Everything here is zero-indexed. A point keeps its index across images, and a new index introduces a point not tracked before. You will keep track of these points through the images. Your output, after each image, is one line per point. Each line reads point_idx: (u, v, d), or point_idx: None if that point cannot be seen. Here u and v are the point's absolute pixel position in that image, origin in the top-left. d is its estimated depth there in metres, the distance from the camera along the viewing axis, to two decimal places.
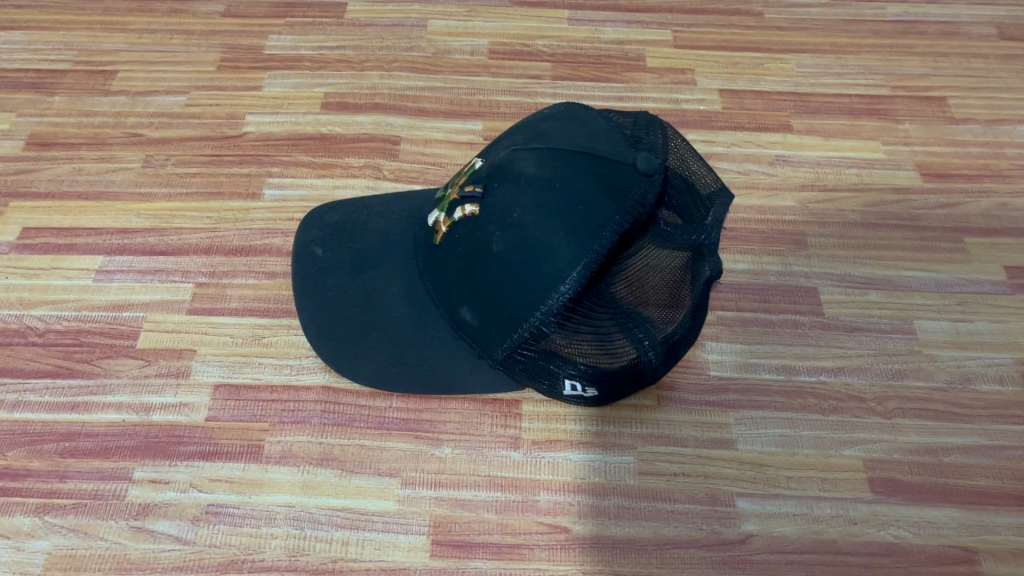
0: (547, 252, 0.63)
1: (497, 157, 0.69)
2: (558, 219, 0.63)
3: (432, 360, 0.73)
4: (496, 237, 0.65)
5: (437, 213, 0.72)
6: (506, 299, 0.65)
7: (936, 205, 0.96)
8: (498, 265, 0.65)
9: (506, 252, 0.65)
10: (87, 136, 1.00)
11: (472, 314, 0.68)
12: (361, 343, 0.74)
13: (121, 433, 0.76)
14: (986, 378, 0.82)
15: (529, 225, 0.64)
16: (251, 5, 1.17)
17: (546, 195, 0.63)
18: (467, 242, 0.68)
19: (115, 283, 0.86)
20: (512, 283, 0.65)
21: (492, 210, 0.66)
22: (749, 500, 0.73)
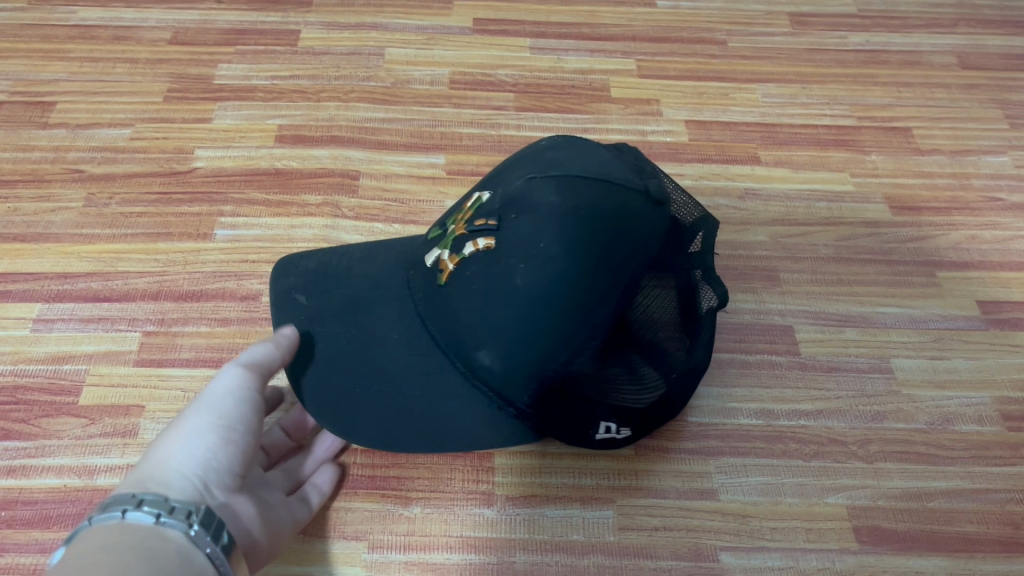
0: (580, 281, 0.57)
1: (504, 190, 0.63)
2: (587, 243, 0.57)
3: (444, 412, 0.65)
4: (521, 269, 0.58)
5: (439, 253, 0.65)
6: (531, 338, 0.58)
7: (906, 238, 0.95)
8: (523, 300, 0.58)
9: (531, 285, 0.58)
10: (24, 172, 0.94)
11: (491, 355, 0.60)
12: (361, 400, 0.65)
13: (62, 500, 0.70)
14: (965, 418, 0.80)
15: (555, 252, 0.57)
16: (199, 33, 1.12)
17: (570, 219, 0.58)
18: (481, 278, 0.61)
19: (55, 333, 0.80)
20: (539, 318, 0.58)
21: (511, 240, 0.60)
22: (733, 554, 0.70)
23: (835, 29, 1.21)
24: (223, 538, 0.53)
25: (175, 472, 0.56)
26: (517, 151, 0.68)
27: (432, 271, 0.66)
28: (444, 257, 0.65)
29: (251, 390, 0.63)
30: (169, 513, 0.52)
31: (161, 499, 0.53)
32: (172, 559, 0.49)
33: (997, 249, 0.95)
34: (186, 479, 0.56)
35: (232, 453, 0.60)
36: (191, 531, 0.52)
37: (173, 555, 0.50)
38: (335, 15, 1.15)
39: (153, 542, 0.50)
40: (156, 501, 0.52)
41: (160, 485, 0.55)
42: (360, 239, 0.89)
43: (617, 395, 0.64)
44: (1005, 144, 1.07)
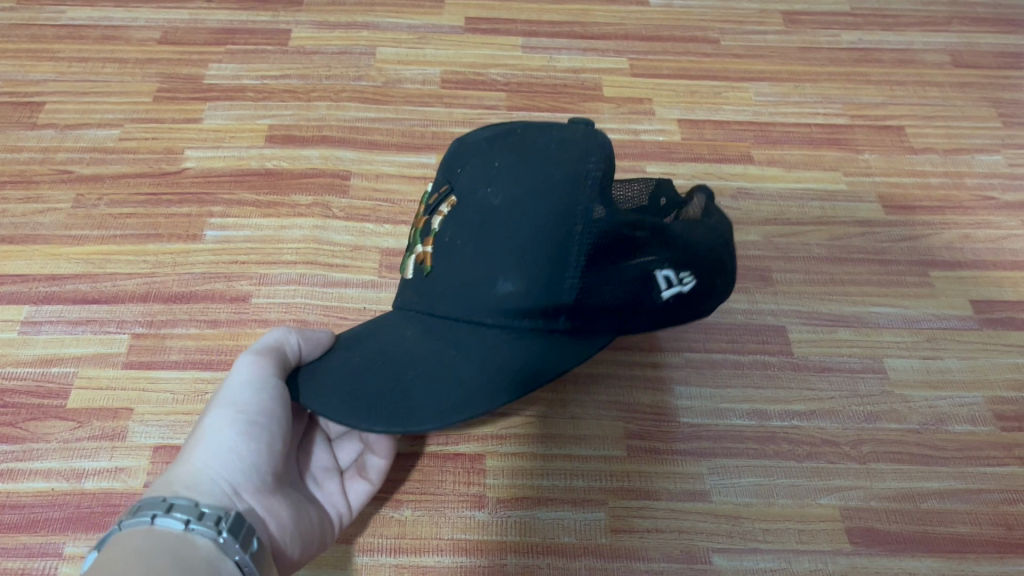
0: (552, 158, 0.54)
1: (444, 172, 0.61)
2: (540, 138, 0.56)
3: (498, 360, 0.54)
4: (488, 191, 0.55)
5: (411, 259, 0.61)
6: (537, 235, 0.53)
7: (899, 237, 0.95)
8: (510, 215, 0.53)
9: (505, 200, 0.54)
10: (12, 173, 0.94)
11: (511, 276, 0.53)
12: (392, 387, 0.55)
13: (48, 504, 0.69)
14: (958, 418, 0.80)
15: (510, 162, 0.55)
16: (189, 32, 1.11)
17: (517, 135, 0.57)
18: (457, 229, 0.56)
19: (43, 336, 0.80)
20: (538, 216, 0.53)
21: (467, 183, 0.57)
22: (726, 556, 0.70)
23: (827, 28, 1.21)
24: (253, 545, 0.53)
25: (204, 474, 0.55)
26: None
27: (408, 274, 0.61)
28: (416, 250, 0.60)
29: (277, 375, 0.59)
30: (199, 519, 0.51)
31: (191, 502, 0.52)
32: (203, 565, 0.49)
33: (991, 249, 0.94)
34: (215, 482, 0.55)
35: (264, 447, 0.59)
36: (219, 538, 0.51)
37: (201, 562, 0.49)
38: (327, 14, 1.15)
39: (181, 549, 0.49)
40: (184, 505, 0.51)
41: (189, 487, 0.54)
42: (351, 240, 0.88)
43: (656, 273, 0.55)
44: (998, 143, 1.06)
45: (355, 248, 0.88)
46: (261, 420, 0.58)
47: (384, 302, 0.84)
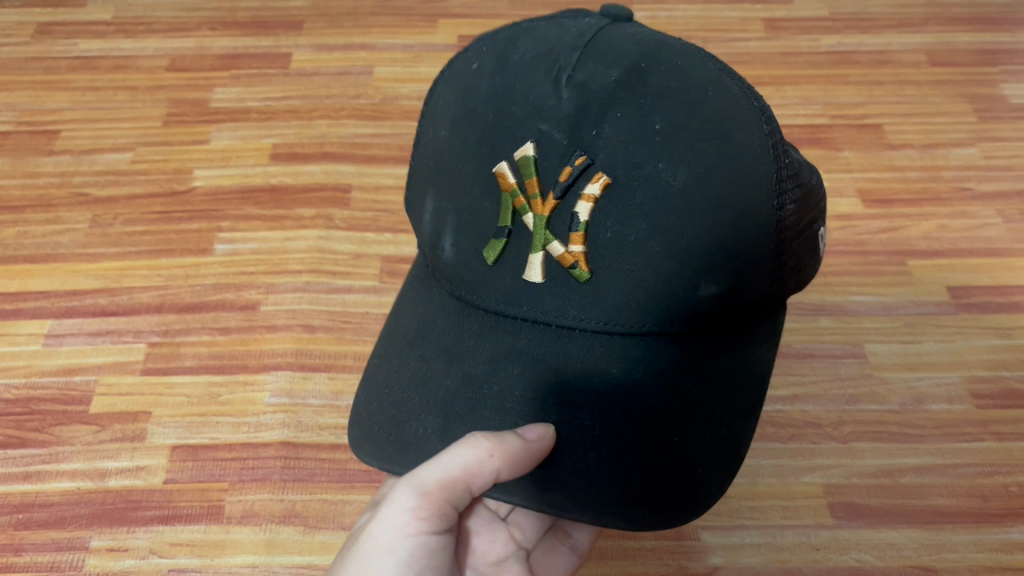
0: (729, 115, 0.47)
1: (540, 126, 0.48)
2: (685, 81, 0.48)
3: (705, 366, 0.52)
4: (662, 168, 0.46)
5: (538, 254, 0.47)
6: (741, 219, 0.47)
7: (878, 230, 0.99)
8: (710, 191, 0.46)
9: (691, 174, 0.46)
10: (32, 198, 0.99)
11: (713, 273, 0.47)
12: (601, 438, 0.49)
13: (75, 502, 0.74)
14: (936, 398, 0.83)
15: (680, 122, 0.46)
16: (195, 59, 1.17)
17: (652, 82, 0.48)
18: (644, 215, 0.46)
19: (64, 347, 0.85)
20: (739, 193, 0.47)
21: (620, 153, 0.46)
22: (713, 533, 0.74)
23: (808, 32, 1.26)
24: None
25: None
26: (438, 139, 0.53)
27: (515, 274, 0.48)
28: (552, 245, 0.47)
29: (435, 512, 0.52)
30: None
31: None
32: None
33: (967, 237, 0.98)
34: None
35: None
36: None
37: None
38: (326, 37, 1.20)
39: None
40: None
41: None
42: (353, 248, 0.93)
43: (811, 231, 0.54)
44: (974, 136, 1.10)
45: (357, 256, 0.92)
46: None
47: (385, 305, 0.88)
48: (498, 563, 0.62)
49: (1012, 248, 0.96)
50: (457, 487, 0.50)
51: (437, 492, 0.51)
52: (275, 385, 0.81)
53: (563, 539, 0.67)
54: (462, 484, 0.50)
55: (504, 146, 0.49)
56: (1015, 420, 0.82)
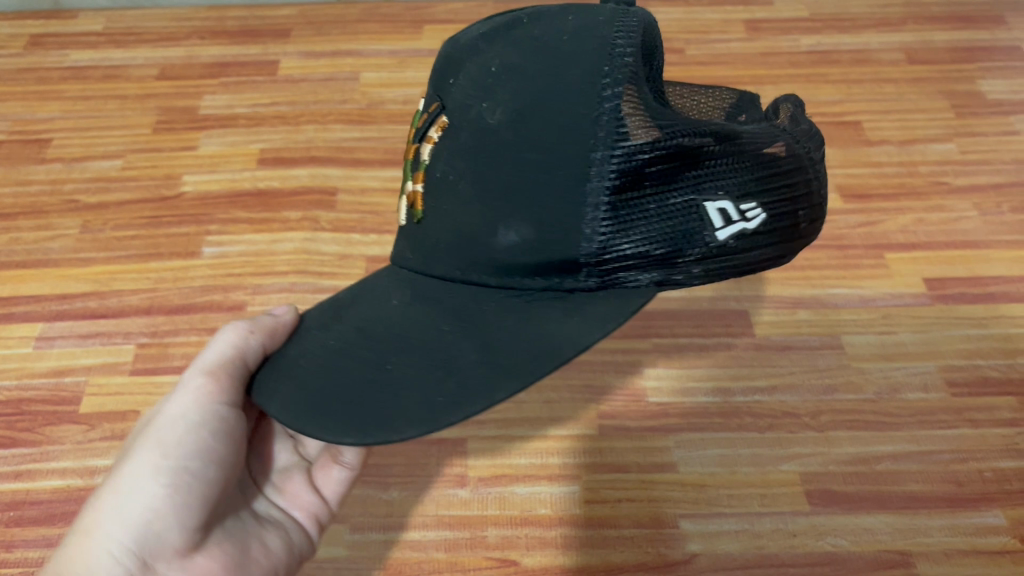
0: (568, 46, 0.42)
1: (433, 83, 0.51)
2: (554, 20, 0.44)
3: (520, 340, 0.42)
4: (481, 106, 0.44)
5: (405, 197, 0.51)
6: (551, 153, 0.42)
7: (857, 224, 1.00)
8: (517, 129, 0.43)
9: (506, 110, 0.43)
10: (24, 205, 1.01)
11: (513, 222, 0.43)
12: (360, 377, 0.43)
13: (65, 498, 0.76)
14: (911, 386, 0.85)
15: (514, 57, 0.44)
16: (184, 67, 1.19)
17: (518, 21, 0.46)
18: (459, 156, 0.45)
19: (56, 349, 0.86)
20: (544, 132, 0.42)
21: (459, 95, 0.46)
22: (692, 521, 0.76)
23: (788, 33, 1.27)
24: None
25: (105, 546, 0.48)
26: None
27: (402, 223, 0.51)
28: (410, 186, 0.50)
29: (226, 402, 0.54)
30: None
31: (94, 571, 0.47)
32: None
33: (944, 230, 0.99)
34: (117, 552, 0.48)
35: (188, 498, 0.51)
36: None
37: None
38: (313, 44, 1.22)
39: None
40: None
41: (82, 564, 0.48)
42: (338, 249, 0.95)
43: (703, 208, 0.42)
44: (952, 131, 1.11)
45: (342, 257, 0.94)
46: (192, 462, 0.52)
47: None
48: (282, 471, 0.63)
49: (988, 240, 0.98)
50: (236, 365, 0.54)
51: (220, 369, 0.54)
52: None
53: (340, 457, 0.66)
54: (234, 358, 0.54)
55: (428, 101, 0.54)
56: (989, 407, 0.83)
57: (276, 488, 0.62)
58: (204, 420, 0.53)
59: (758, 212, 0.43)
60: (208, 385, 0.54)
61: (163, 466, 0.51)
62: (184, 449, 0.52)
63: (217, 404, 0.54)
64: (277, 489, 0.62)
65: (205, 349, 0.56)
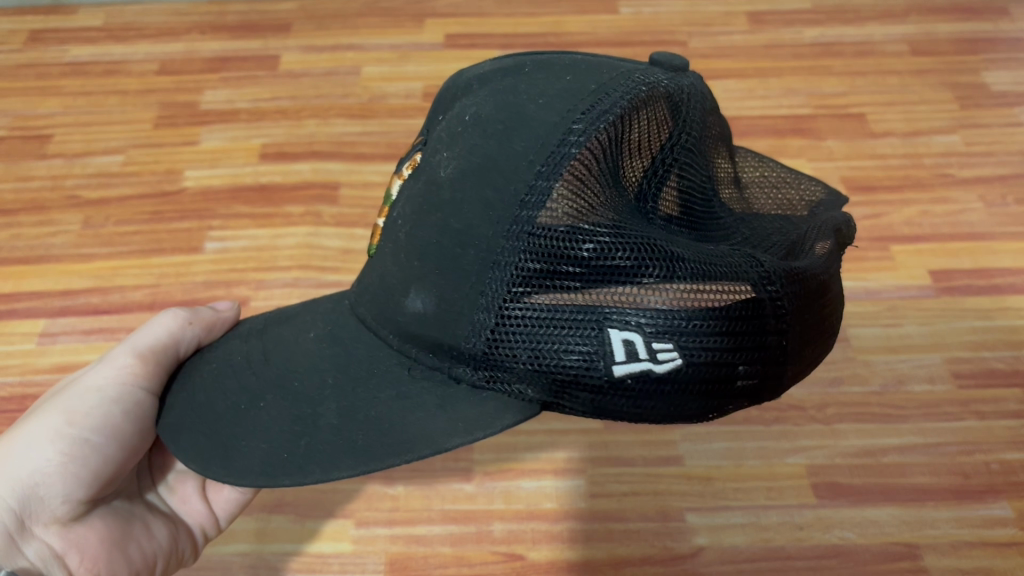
0: (533, 126, 0.41)
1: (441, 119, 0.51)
2: (540, 86, 0.44)
3: (383, 417, 0.43)
4: (441, 158, 0.44)
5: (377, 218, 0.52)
6: (468, 227, 0.41)
7: (861, 216, 1.00)
8: (451, 188, 0.42)
9: (453, 170, 0.43)
10: (25, 201, 1.01)
11: (425, 289, 0.43)
12: (246, 397, 0.46)
13: None
14: (917, 378, 0.84)
15: (486, 119, 0.43)
16: (185, 62, 1.19)
17: (517, 81, 0.45)
18: (408, 200, 0.46)
19: (59, 345, 0.86)
20: (472, 202, 0.41)
21: (435, 142, 0.46)
22: (698, 514, 0.75)
23: (791, 25, 1.27)
24: None
25: None
26: None
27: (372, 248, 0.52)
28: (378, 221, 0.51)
29: (144, 386, 0.59)
30: None
31: None
32: None
33: (949, 222, 0.99)
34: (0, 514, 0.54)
35: (79, 478, 0.56)
36: None
37: None
38: (314, 38, 1.22)
39: None
40: None
41: None
42: (341, 244, 0.94)
43: (606, 334, 0.39)
44: (956, 123, 1.11)
45: (345, 252, 0.94)
46: (97, 437, 0.57)
47: None
48: (181, 472, 0.67)
49: (993, 232, 0.97)
50: (166, 353, 0.60)
51: (149, 358, 0.59)
52: None
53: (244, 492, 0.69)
54: (161, 345, 0.59)
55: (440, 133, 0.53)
56: (995, 399, 0.83)
57: (169, 487, 0.66)
58: (124, 401, 0.58)
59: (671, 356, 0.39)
60: (130, 364, 0.59)
61: (63, 435, 0.56)
62: (92, 422, 0.57)
63: (139, 388, 0.59)
64: (166, 487, 0.66)
65: (140, 331, 0.61)
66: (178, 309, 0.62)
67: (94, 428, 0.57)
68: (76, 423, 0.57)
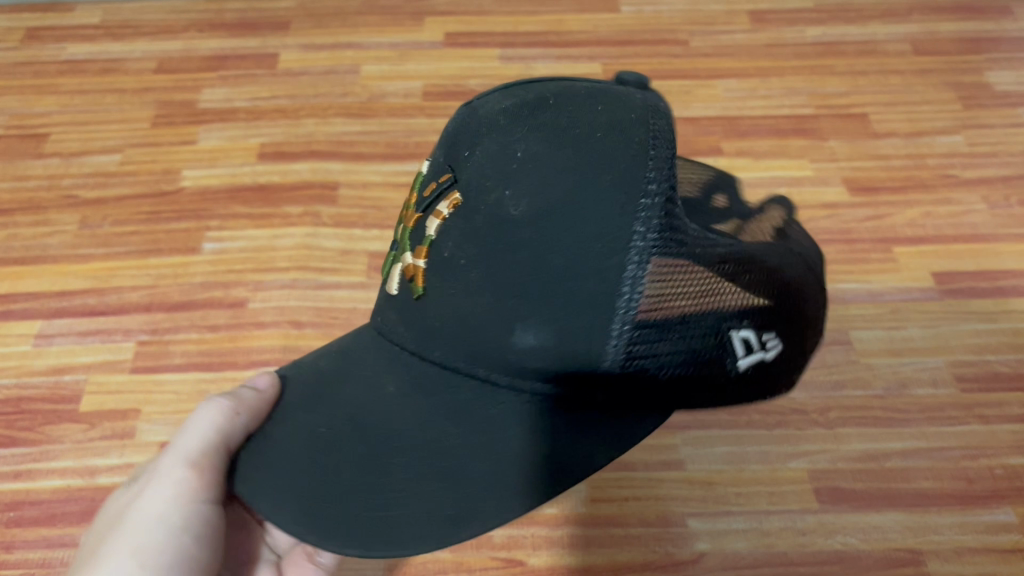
0: (612, 150, 0.39)
1: (442, 145, 0.47)
2: (583, 111, 0.41)
3: (500, 458, 0.42)
4: (504, 193, 0.41)
5: (399, 265, 0.47)
6: (585, 260, 0.39)
7: (864, 217, 0.99)
8: (540, 226, 0.39)
9: (534, 205, 0.40)
10: (21, 201, 1.00)
11: (537, 326, 0.40)
12: (327, 468, 0.42)
13: (65, 499, 0.75)
14: (920, 382, 0.84)
15: (545, 149, 0.40)
16: (182, 61, 1.18)
17: (551, 107, 0.42)
18: (467, 240, 0.42)
19: (55, 346, 0.86)
20: (573, 241, 0.39)
21: (476, 173, 0.42)
22: (700, 519, 0.75)
23: (793, 24, 1.26)
24: None
25: None
26: None
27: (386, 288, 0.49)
28: (403, 257, 0.46)
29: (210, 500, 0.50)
30: None
31: None
32: None
33: (952, 223, 0.98)
34: None
35: None
36: None
37: None
38: (313, 37, 1.21)
39: None
40: None
41: None
42: (340, 245, 0.93)
43: (728, 335, 0.42)
44: (959, 123, 1.10)
45: (344, 253, 0.93)
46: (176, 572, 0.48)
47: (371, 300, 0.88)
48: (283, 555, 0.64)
49: (996, 233, 0.97)
50: (219, 453, 0.49)
51: (202, 461, 0.49)
52: None
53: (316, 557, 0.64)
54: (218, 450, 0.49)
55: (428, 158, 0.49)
56: (999, 403, 0.82)
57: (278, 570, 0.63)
58: (186, 516, 0.49)
59: (767, 342, 0.44)
60: (189, 478, 0.49)
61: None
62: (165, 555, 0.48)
63: (202, 501, 0.50)
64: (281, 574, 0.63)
65: (184, 432, 0.50)
66: (224, 402, 0.49)
67: (167, 562, 0.48)
68: (145, 564, 0.47)
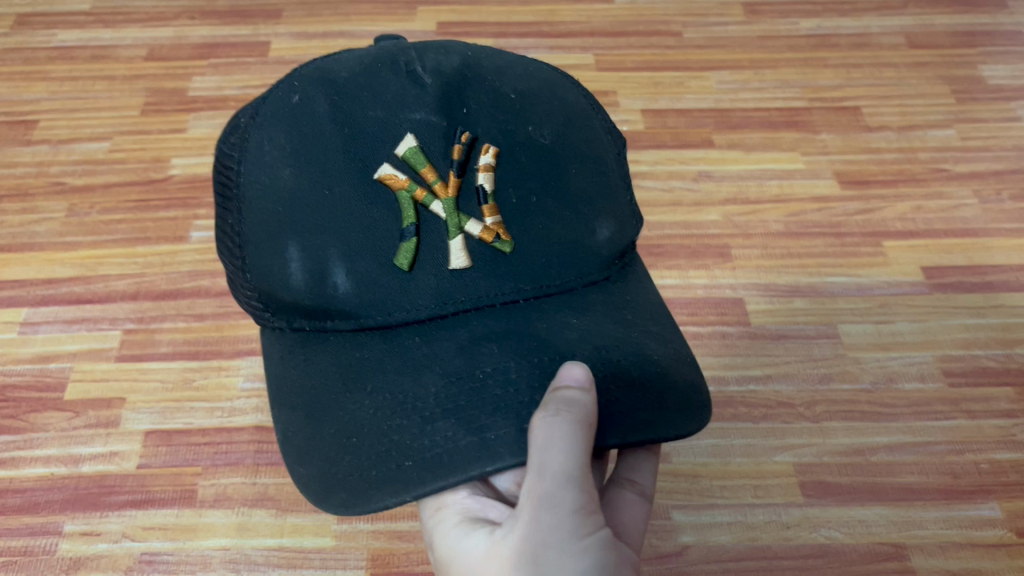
0: (552, 85, 0.53)
1: (418, 113, 0.48)
2: (501, 61, 0.53)
3: (654, 316, 0.51)
4: (530, 127, 0.49)
5: (456, 239, 0.46)
6: (604, 158, 0.52)
7: (854, 211, 0.98)
8: (566, 145, 0.50)
9: (553, 132, 0.50)
10: (10, 187, 0.99)
11: (609, 219, 0.51)
12: None
13: (48, 488, 0.75)
14: (908, 376, 0.84)
15: (525, 94, 0.51)
16: (173, 48, 1.17)
17: (479, 63, 0.52)
18: (534, 175, 0.48)
19: (40, 335, 0.85)
20: (587, 151, 0.51)
21: (493, 122, 0.49)
22: (684, 512, 0.75)
23: (787, 16, 1.25)
24: None
25: None
26: (275, 170, 0.47)
27: (440, 270, 0.46)
28: (467, 227, 0.46)
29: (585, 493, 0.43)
30: None
31: None
32: None
33: (942, 218, 0.98)
34: None
35: None
36: None
37: None
38: (305, 25, 1.20)
39: None
40: None
41: None
42: None
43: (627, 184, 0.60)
44: (952, 117, 1.10)
45: None
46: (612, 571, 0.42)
47: None
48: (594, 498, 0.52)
49: (987, 228, 0.97)
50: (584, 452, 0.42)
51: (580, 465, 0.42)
52: (249, 370, 0.83)
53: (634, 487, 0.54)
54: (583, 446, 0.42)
55: (405, 133, 0.47)
56: (986, 398, 0.82)
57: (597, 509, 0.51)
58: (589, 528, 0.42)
59: None
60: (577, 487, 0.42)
61: None
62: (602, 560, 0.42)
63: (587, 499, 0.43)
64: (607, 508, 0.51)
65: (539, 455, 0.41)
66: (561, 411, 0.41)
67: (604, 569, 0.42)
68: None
